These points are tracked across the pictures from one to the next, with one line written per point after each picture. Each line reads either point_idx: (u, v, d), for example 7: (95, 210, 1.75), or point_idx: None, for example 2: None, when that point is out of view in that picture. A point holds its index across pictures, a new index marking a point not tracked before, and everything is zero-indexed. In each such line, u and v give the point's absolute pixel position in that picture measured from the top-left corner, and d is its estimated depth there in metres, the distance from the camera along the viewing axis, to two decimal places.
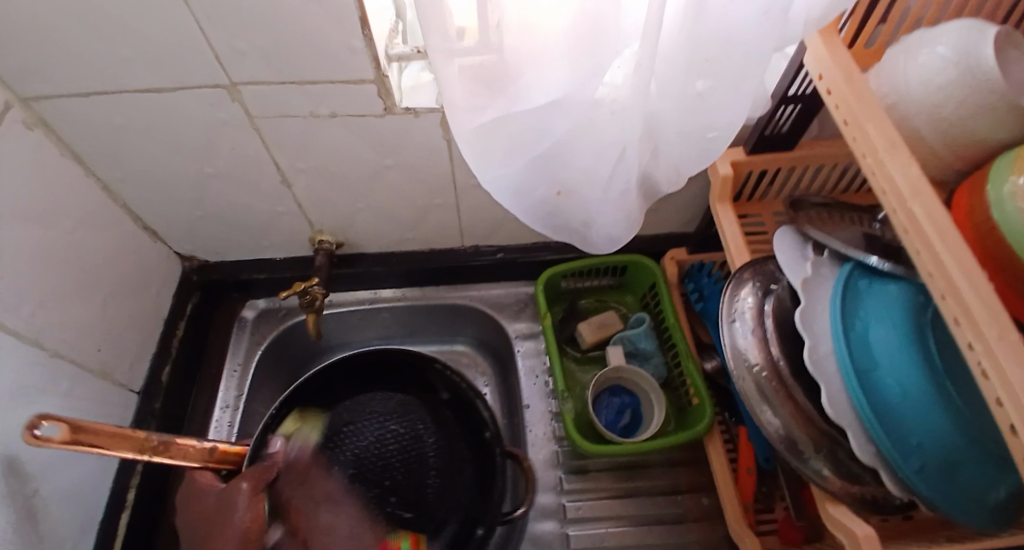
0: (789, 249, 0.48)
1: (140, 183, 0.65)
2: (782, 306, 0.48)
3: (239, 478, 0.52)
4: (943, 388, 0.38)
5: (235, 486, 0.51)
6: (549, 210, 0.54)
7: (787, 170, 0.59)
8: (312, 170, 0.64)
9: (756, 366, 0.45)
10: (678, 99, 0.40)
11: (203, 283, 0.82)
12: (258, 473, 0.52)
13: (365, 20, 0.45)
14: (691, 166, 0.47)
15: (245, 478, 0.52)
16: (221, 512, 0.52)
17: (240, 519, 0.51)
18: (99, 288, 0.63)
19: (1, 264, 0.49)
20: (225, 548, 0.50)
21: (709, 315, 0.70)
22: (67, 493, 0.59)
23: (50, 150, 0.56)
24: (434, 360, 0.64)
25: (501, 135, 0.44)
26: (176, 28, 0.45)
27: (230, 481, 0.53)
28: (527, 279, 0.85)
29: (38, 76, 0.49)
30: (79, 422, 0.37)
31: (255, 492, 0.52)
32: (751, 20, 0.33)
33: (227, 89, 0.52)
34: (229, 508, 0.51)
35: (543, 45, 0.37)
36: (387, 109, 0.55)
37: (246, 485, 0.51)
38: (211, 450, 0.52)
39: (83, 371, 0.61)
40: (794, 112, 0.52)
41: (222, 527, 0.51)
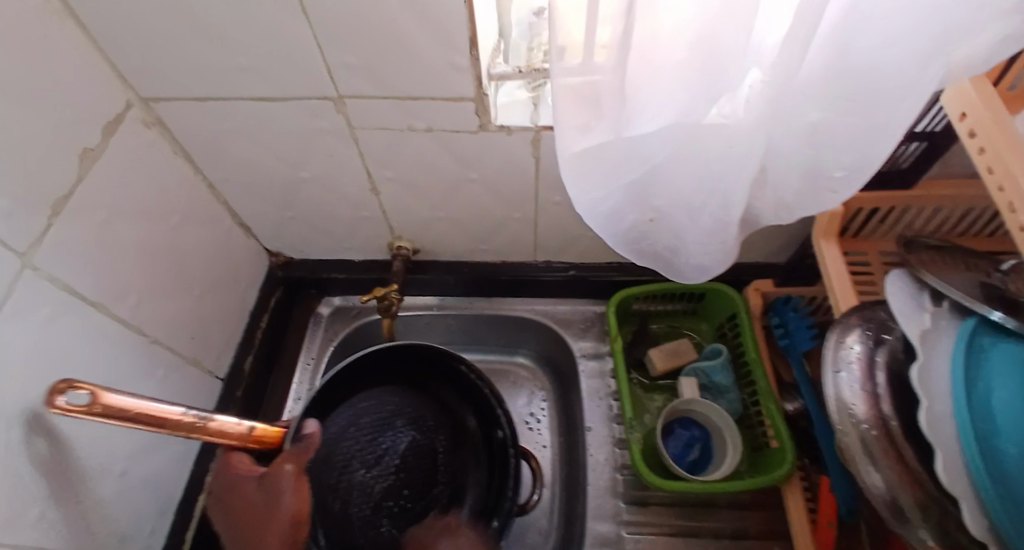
0: (902, 295, 0.45)
1: (240, 183, 0.69)
2: (894, 358, 0.44)
3: (280, 459, 0.50)
4: None
5: (278, 470, 0.49)
6: (636, 236, 0.53)
7: (902, 209, 0.55)
8: (399, 180, 0.65)
9: (863, 421, 0.42)
10: (798, 129, 0.38)
11: (285, 279, 0.86)
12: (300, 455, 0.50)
13: (472, 40, 0.45)
14: (802, 202, 0.45)
15: (289, 460, 0.50)
16: (257, 508, 0.49)
17: (289, 503, 0.48)
18: (195, 283, 0.67)
19: (108, 260, 0.53)
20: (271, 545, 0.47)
21: (793, 351, 0.66)
22: (150, 473, 0.63)
23: (163, 149, 0.61)
24: (460, 363, 0.72)
25: (597, 162, 0.43)
26: (294, 42, 0.47)
27: (270, 467, 0.50)
28: (596, 298, 0.84)
29: (162, 79, 0.53)
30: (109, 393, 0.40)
31: (298, 474, 0.50)
32: (902, 55, 0.31)
33: (333, 101, 0.54)
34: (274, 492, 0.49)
35: (659, 66, 0.36)
36: (482, 125, 0.55)
37: (290, 465, 0.49)
38: (251, 431, 0.48)
39: (177, 359, 0.65)
40: (917, 150, 0.51)
41: (259, 526, 0.48)
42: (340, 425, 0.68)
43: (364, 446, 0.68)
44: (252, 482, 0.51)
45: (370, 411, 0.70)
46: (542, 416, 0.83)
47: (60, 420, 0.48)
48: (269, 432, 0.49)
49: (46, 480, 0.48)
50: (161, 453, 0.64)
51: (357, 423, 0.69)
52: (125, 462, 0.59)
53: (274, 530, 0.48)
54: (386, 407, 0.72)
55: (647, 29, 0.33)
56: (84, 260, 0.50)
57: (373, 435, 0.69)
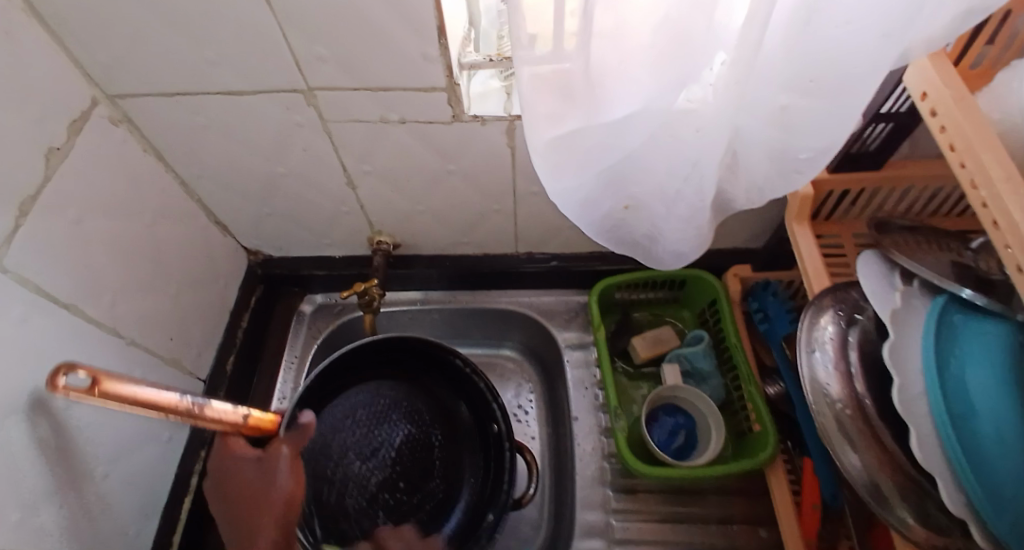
0: (874, 277, 0.45)
1: (215, 181, 0.68)
2: (867, 338, 0.45)
3: (278, 443, 0.49)
4: None
5: (275, 452, 0.49)
6: (612, 224, 0.53)
7: (872, 191, 0.55)
8: (376, 174, 0.65)
9: (838, 402, 0.42)
10: (766, 113, 0.39)
11: (266, 278, 0.85)
12: (297, 438, 0.50)
13: (442, 28, 0.45)
14: (774, 186, 0.45)
15: (286, 443, 0.49)
16: (255, 488, 0.47)
17: (283, 485, 0.47)
18: (172, 283, 0.66)
19: (77, 260, 0.52)
20: (261, 527, 0.45)
21: (773, 336, 0.66)
22: (132, 477, 0.62)
23: (134, 147, 0.59)
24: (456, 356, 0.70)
25: (571, 150, 0.43)
26: (261, 33, 0.46)
27: (268, 449, 0.49)
28: (580, 289, 0.84)
29: (129, 74, 0.52)
30: (99, 376, 0.38)
31: (295, 457, 0.49)
32: (864, 37, 0.31)
33: (305, 94, 0.53)
34: (269, 474, 0.48)
35: (627, 53, 0.35)
36: (456, 115, 0.55)
37: (287, 449, 0.49)
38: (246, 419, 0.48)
39: (157, 361, 0.64)
40: (884, 130, 0.50)
41: (253, 508, 0.46)
42: (338, 417, 0.69)
43: (361, 438, 0.69)
44: (252, 462, 0.49)
45: (368, 402, 0.71)
46: (529, 408, 0.83)
47: (32, 425, 0.47)
48: (263, 420, 0.50)
49: (22, 487, 0.47)
50: (142, 457, 0.63)
51: (354, 415, 0.70)
52: (107, 465, 0.58)
53: (266, 511, 0.46)
54: (383, 399, 0.72)
55: (612, 11, 0.33)
56: (56, 260, 0.49)
57: (370, 426, 0.70)
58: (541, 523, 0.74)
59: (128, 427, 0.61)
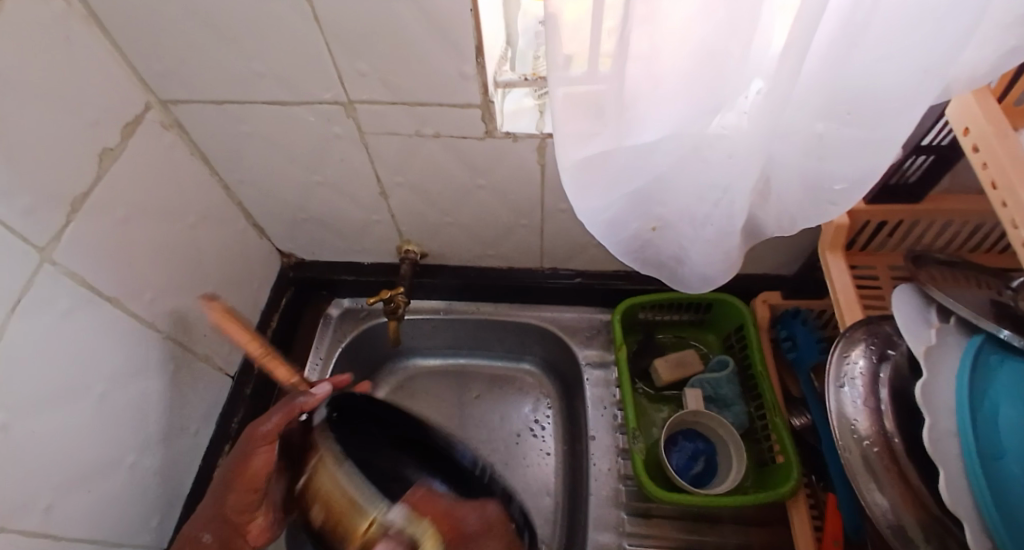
0: (908, 310, 0.44)
1: (254, 186, 0.71)
2: (899, 374, 0.43)
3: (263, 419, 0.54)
4: None
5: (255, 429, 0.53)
6: (639, 244, 0.54)
7: (911, 223, 0.54)
8: (408, 185, 0.66)
9: (865, 438, 0.41)
10: (799, 142, 0.38)
11: (297, 280, 0.88)
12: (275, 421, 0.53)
13: (479, 48, 0.46)
14: (805, 214, 0.44)
15: (264, 423, 0.53)
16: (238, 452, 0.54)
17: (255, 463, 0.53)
18: (208, 281, 0.69)
19: (121, 256, 0.54)
20: (231, 490, 0.53)
21: (800, 366, 0.64)
22: (159, 466, 0.64)
23: (182, 151, 0.63)
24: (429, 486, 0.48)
25: (600, 169, 0.44)
26: (307, 48, 0.49)
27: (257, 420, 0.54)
28: (603, 306, 0.84)
29: (181, 83, 0.55)
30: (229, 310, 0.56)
31: (271, 438, 0.53)
32: (902, 71, 0.31)
33: (344, 106, 0.55)
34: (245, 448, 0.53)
35: (660, 75, 0.36)
36: (489, 131, 0.56)
37: (263, 429, 0.53)
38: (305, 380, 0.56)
39: (189, 356, 0.67)
40: (925, 163, 0.50)
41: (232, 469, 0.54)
42: None
43: None
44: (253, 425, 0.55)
45: None
46: (546, 424, 0.83)
47: (68, 409, 0.50)
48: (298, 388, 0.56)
49: (56, 468, 0.49)
50: (170, 447, 0.66)
51: None
52: (135, 454, 0.60)
53: (238, 478, 0.53)
54: None
55: (646, 36, 0.33)
56: (100, 255, 0.52)
57: None
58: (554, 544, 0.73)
59: (158, 417, 0.63)
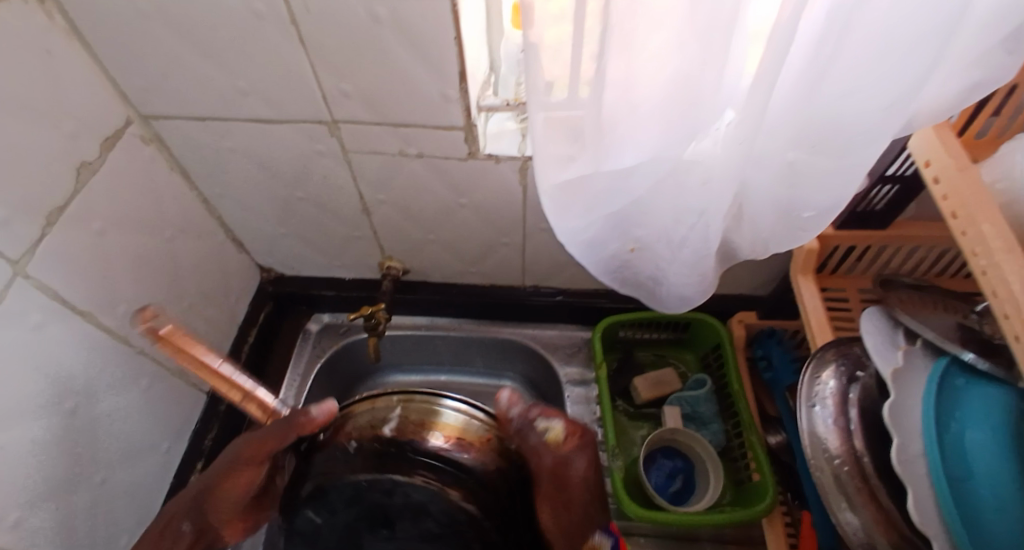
0: (876, 332, 0.45)
1: (235, 202, 0.70)
2: (868, 395, 0.44)
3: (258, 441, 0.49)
4: None
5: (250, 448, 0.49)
6: (618, 265, 0.55)
7: (878, 248, 0.56)
8: (390, 202, 0.67)
9: (836, 458, 0.42)
10: (770, 170, 0.40)
11: (276, 295, 0.86)
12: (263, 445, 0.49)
13: (462, 73, 0.47)
14: (777, 240, 0.46)
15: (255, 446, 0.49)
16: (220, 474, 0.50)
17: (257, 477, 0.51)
18: (184, 296, 0.68)
19: (94, 271, 0.53)
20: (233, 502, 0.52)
21: (777, 384, 0.66)
22: (130, 487, 0.62)
23: (162, 165, 0.62)
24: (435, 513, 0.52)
25: (580, 192, 0.45)
26: (292, 68, 0.49)
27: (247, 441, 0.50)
28: (584, 324, 0.85)
29: (163, 98, 0.55)
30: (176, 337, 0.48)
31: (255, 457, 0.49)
32: (863, 108, 0.33)
33: (327, 125, 0.56)
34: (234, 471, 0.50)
35: (637, 105, 0.37)
36: (471, 152, 0.57)
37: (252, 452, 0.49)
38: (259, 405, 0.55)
39: (163, 372, 0.66)
40: (890, 192, 0.52)
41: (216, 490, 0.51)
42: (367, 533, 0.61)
43: None
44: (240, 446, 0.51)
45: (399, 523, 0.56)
46: None
47: (33, 428, 0.48)
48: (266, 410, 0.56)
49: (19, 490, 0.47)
50: (140, 467, 0.64)
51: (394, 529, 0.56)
52: (105, 473, 0.58)
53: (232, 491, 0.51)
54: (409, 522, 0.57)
55: (625, 68, 0.35)
56: (74, 268, 0.51)
57: None
58: None
59: (131, 435, 0.62)
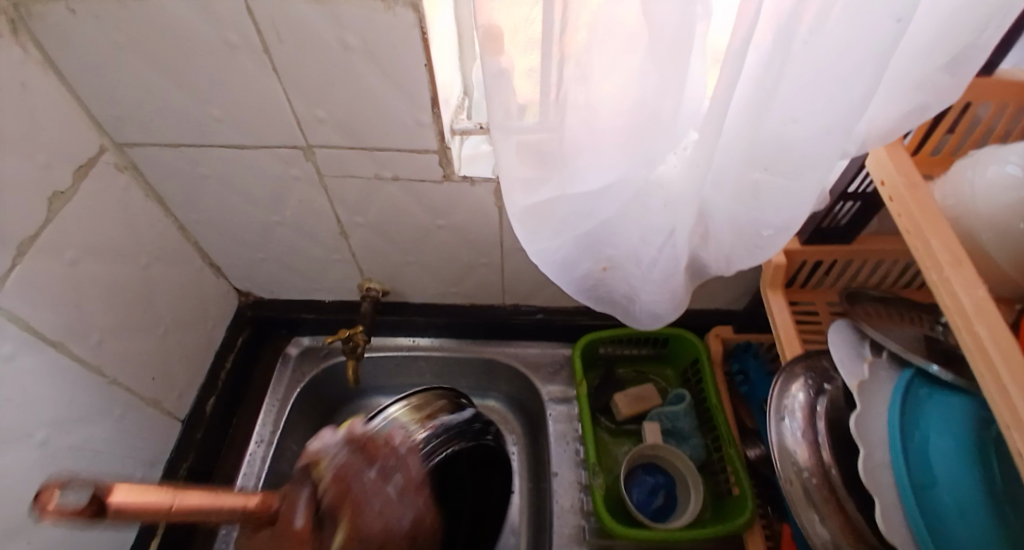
0: (843, 345, 0.46)
1: (212, 227, 0.70)
2: (835, 407, 0.45)
3: None
4: (1003, 509, 0.34)
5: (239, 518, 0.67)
6: (592, 283, 0.55)
7: (845, 261, 0.57)
8: (368, 225, 0.67)
9: (805, 470, 0.43)
10: (730, 190, 0.41)
11: (254, 320, 0.86)
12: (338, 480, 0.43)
13: (434, 99, 0.48)
14: (741, 257, 0.47)
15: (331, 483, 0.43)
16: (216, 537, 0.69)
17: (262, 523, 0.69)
18: (159, 324, 0.67)
19: (65, 299, 0.53)
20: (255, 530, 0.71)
21: (754, 397, 0.67)
22: (101, 522, 0.60)
23: (138, 192, 0.62)
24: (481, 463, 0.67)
25: (549, 214, 0.46)
26: (269, 96, 0.50)
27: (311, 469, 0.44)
28: (565, 341, 0.85)
29: (138, 127, 0.55)
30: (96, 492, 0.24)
31: None
32: (813, 131, 0.34)
33: (304, 150, 0.56)
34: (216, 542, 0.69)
35: (596, 131, 0.38)
36: (446, 175, 0.57)
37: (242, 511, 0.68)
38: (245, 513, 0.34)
39: (138, 401, 0.64)
40: (852, 208, 0.53)
41: None
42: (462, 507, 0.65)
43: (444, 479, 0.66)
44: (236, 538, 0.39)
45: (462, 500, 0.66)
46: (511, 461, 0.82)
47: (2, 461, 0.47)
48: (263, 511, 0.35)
49: None
50: None
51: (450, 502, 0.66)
52: (76, 507, 0.57)
53: None
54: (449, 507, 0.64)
55: (585, 95, 0.36)
56: (47, 299, 0.50)
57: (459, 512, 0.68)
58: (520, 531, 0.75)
59: (104, 466, 0.60)
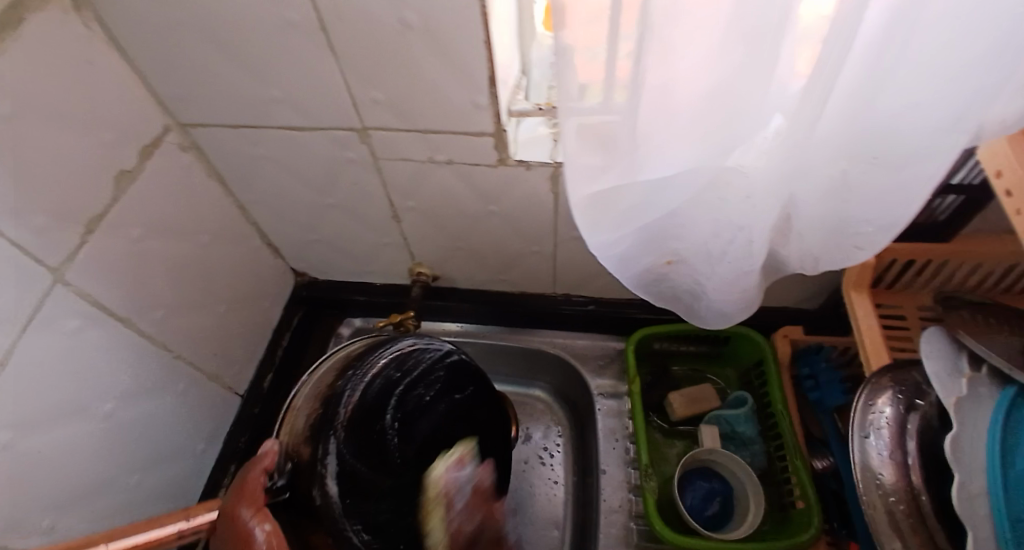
0: (938, 358, 0.40)
1: (270, 208, 0.72)
2: (929, 427, 0.40)
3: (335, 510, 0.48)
4: None
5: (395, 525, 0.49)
6: (654, 277, 0.52)
7: (943, 262, 0.52)
8: (420, 209, 0.66)
9: (892, 496, 0.38)
10: (823, 182, 0.37)
11: (309, 299, 0.88)
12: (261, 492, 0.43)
13: (491, 79, 0.46)
14: (825, 255, 0.43)
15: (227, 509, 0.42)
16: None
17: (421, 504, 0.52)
18: (220, 299, 0.70)
19: (129, 274, 0.55)
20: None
21: (824, 406, 0.62)
22: (165, 485, 0.65)
23: (200, 172, 0.64)
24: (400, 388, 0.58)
25: (614, 205, 0.43)
26: (321, 75, 0.49)
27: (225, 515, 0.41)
28: (617, 334, 0.82)
29: (199, 110, 0.57)
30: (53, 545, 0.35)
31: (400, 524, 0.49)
32: (935, 118, 0.30)
33: (358, 133, 0.56)
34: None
35: (670, 120, 0.35)
36: (501, 159, 0.55)
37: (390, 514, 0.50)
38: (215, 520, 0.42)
39: (197, 374, 0.67)
40: (955, 202, 0.50)
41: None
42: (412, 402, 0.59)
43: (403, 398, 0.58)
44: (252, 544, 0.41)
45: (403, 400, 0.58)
46: (555, 453, 0.80)
47: (70, 425, 0.50)
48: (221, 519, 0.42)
49: (59, 484, 0.50)
50: (173, 467, 0.66)
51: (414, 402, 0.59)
52: (140, 473, 0.60)
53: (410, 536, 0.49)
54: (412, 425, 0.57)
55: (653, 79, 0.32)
56: (117, 277, 0.53)
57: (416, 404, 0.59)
58: (564, 524, 0.74)
59: (167, 434, 0.64)
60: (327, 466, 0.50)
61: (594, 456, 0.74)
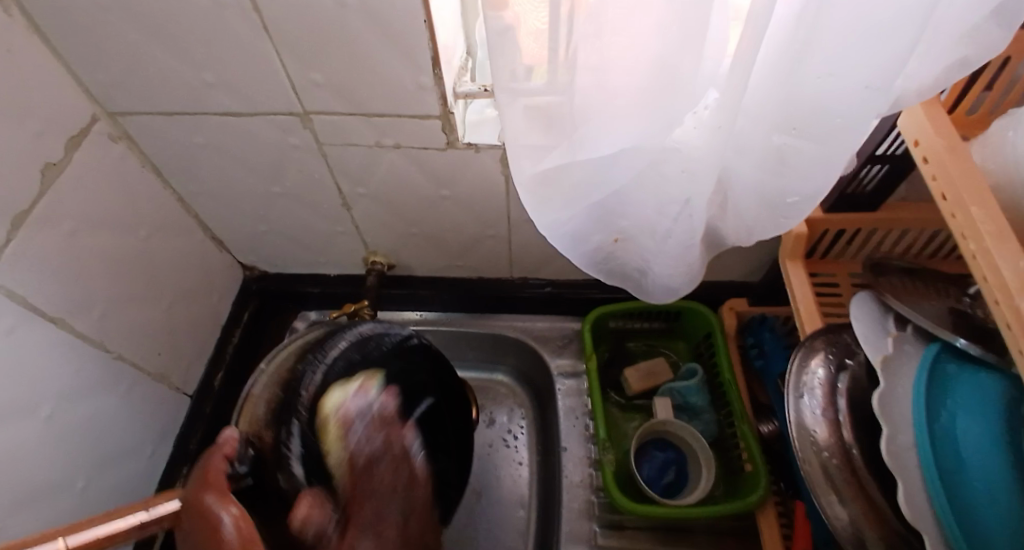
0: (867, 319, 0.43)
1: (212, 200, 0.69)
2: (857, 385, 0.43)
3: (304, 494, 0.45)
4: None
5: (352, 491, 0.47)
6: (603, 255, 0.54)
7: (869, 232, 0.55)
8: (371, 196, 0.65)
9: (824, 450, 0.41)
10: (759, 155, 0.39)
11: (260, 293, 0.85)
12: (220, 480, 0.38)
13: (435, 59, 0.46)
14: (762, 227, 0.45)
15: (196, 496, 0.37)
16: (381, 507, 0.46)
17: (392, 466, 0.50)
18: (165, 295, 0.66)
19: (62, 272, 0.52)
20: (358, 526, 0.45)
21: (768, 373, 0.65)
22: (113, 492, 0.62)
23: (133, 162, 0.60)
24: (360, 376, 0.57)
25: (561, 183, 0.43)
26: (259, 56, 0.47)
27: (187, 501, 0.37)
28: (575, 315, 0.84)
29: (128, 96, 0.53)
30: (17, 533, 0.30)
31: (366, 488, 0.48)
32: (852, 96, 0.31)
33: (301, 117, 0.54)
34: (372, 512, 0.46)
35: (613, 98, 0.35)
36: (450, 142, 0.55)
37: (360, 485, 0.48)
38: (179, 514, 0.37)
39: (143, 375, 0.64)
40: (880, 172, 0.51)
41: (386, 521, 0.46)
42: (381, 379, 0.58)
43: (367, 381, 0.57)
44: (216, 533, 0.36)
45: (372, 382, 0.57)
46: (518, 435, 0.81)
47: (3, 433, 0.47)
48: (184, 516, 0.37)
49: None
50: (121, 473, 0.63)
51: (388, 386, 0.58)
52: (85, 480, 0.57)
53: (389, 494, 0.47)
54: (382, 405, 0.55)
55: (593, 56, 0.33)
56: (47, 275, 0.50)
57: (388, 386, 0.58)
58: (529, 504, 0.75)
59: (113, 438, 0.61)
60: (291, 449, 0.50)
61: (556, 434, 0.76)
